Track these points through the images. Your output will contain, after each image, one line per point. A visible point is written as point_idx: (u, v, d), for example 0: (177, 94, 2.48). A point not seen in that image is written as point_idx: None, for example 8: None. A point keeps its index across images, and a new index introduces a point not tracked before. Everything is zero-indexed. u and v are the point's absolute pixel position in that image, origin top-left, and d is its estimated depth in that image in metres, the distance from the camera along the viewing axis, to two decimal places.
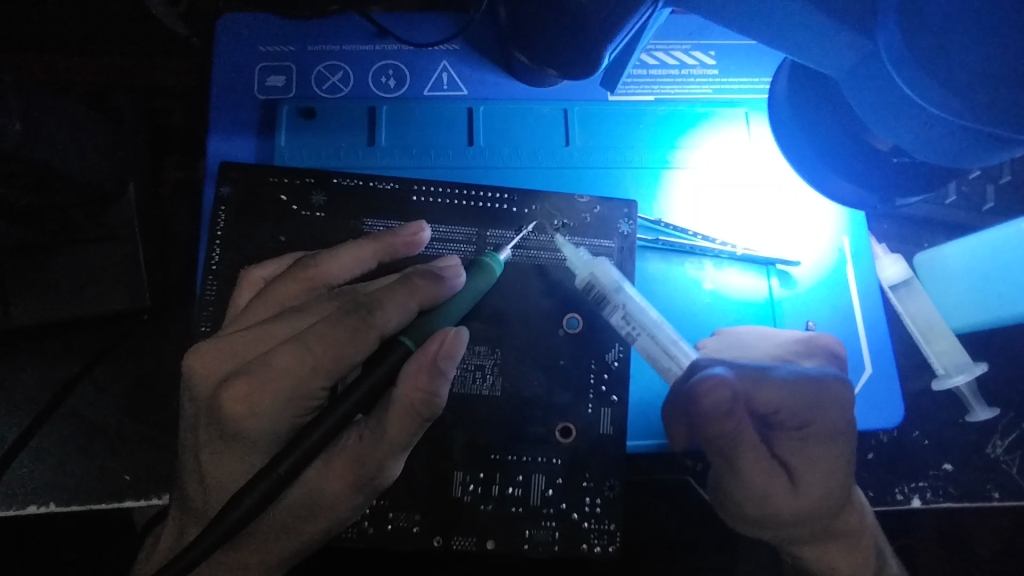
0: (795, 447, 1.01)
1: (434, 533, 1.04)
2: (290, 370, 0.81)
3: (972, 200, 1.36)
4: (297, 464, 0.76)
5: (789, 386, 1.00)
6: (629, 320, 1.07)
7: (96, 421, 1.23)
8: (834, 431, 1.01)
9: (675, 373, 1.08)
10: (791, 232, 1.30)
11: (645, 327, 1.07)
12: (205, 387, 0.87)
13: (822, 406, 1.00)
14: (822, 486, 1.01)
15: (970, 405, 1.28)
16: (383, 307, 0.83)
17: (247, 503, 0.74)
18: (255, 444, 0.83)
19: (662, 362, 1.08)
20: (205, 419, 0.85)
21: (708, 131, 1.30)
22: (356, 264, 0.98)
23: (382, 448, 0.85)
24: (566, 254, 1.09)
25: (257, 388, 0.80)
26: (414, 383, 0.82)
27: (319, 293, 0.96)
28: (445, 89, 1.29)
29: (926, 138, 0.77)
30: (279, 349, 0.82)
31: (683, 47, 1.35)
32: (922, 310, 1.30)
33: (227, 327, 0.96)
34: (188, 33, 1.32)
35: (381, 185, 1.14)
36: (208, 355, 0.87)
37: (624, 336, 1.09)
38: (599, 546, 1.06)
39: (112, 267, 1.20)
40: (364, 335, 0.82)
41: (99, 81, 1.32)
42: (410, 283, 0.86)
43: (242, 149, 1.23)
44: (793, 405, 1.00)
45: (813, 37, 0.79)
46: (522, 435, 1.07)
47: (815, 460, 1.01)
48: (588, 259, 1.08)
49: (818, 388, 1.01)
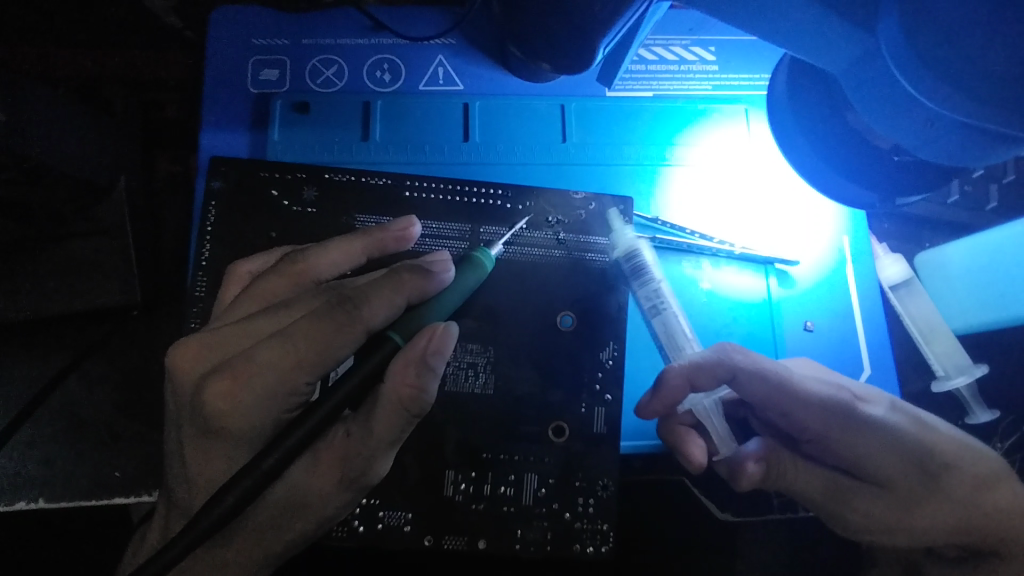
0: (834, 453, 1.00)
1: (425, 532, 1.02)
2: (274, 365, 0.79)
3: (975, 199, 1.32)
4: (284, 458, 0.75)
5: (802, 396, 0.98)
6: (659, 294, 1.11)
7: (85, 416, 1.22)
8: (840, 420, 0.98)
9: (686, 352, 1.09)
10: (789, 231, 1.28)
11: (671, 305, 1.11)
12: (189, 382, 0.86)
13: (813, 404, 0.98)
14: (894, 473, 1.00)
15: (969, 407, 1.26)
16: (369, 302, 0.82)
17: (231, 499, 0.72)
18: (240, 440, 0.81)
19: (678, 342, 1.10)
20: (190, 414, 0.84)
21: (706, 127, 1.29)
22: (345, 260, 0.97)
23: (370, 445, 0.83)
24: (614, 227, 1.12)
25: (240, 382, 0.79)
26: (403, 379, 0.80)
27: (307, 288, 0.95)
28: (440, 84, 1.27)
29: (928, 135, 0.76)
30: (265, 344, 0.80)
31: (682, 42, 1.33)
32: (922, 311, 1.28)
33: (213, 321, 0.95)
34: (181, 26, 1.30)
35: (374, 180, 1.12)
36: (194, 350, 0.86)
37: (647, 309, 1.11)
38: (593, 546, 1.05)
39: (103, 260, 1.19)
40: (350, 328, 0.80)
41: (90, 74, 1.31)
42: (398, 276, 0.84)
43: (234, 143, 1.22)
44: (805, 413, 0.98)
45: (812, 29, 0.77)
46: (514, 434, 1.05)
47: (843, 443, 0.99)
48: (633, 234, 1.12)
49: (827, 395, 1.00)
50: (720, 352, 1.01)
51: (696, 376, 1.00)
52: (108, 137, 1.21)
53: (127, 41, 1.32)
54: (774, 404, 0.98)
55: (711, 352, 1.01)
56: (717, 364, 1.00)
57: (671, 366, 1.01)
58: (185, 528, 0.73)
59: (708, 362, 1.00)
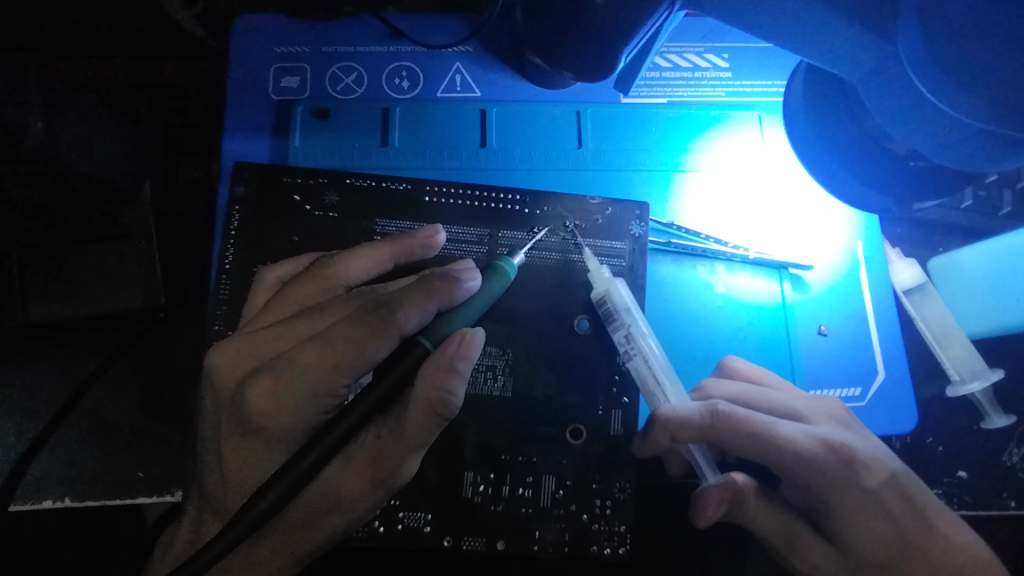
0: (810, 500, 1.00)
1: (444, 533, 1.04)
2: (313, 366, 0.81)
3: (989, 204, 1.33)
4: (321, 457, 0.77)
5: (788, 451, 0.97)
6: (631, 340, 1.06)
7: (111, 418, 1.24)
8: (814, 478, 0.98)
9: (658, 402, 1.04)
10: (804, 236, 1.29)
11: (642, 350, 1.05)
12: (230, 385, 0.88)
13: (799, 465, 0.97)
14: (867, 543, 0.97)
15: (985, 412, 1.25)
16: (404, 308, 0.83)
17: (270, 498, 0.74)
18: (278, 439, 0.83)
19: (647, 386, 1.05)
20: (230, 414, 0.86)
21: (721, 133, 1.30)
22: (374, 266, 0.99)
23: (402, 447, 0.84)
24: (590, 266, 1.09)
25: (282, 384, 0.81)
26: (433, 382, 0.82)
27: (337, 293, 0.97)
28: (458, 91, 1.29)
29: (947, 140, 0.77)
30: (304, 346, 0.82)
31: (696, 49, 1.34)
32: (936, 316, 1.28)
33: (246, 325, 0.96)
34: (203, 34, 1.32)
35: (394, 185, 1.14)
36: (233, 352, 0.88)
37: (620, 354, 1.07)
38: (610, 548, 1.05)
39: (128, 265, 1.22)
40: (384, 333, 0.82)
41: (114, 81, 1.33)
42: (429, 282, 0.87)
43: (256, 149, 1.25)
44: (789, 464, 0.97)
45: (831, 37, 0.79)
46: (532, 436, 1.07)
47: (828, 501, 0.98)
48: (609, 275, 1.08)
49: (816, 452, 0.98)
50: (710, 408, 0.99)
51: (679, 425, 0.99)
52: (135, 144, 1.23)
53: (150, 48, 1.35)
54: (753, 451, 0.97)
55: (703, 409, 0.99)
56: (699, 420, 0.99)
57: (661, 409, 1.01)
58: (227, 524, 0.74)
59: (696, 418, 0.99)
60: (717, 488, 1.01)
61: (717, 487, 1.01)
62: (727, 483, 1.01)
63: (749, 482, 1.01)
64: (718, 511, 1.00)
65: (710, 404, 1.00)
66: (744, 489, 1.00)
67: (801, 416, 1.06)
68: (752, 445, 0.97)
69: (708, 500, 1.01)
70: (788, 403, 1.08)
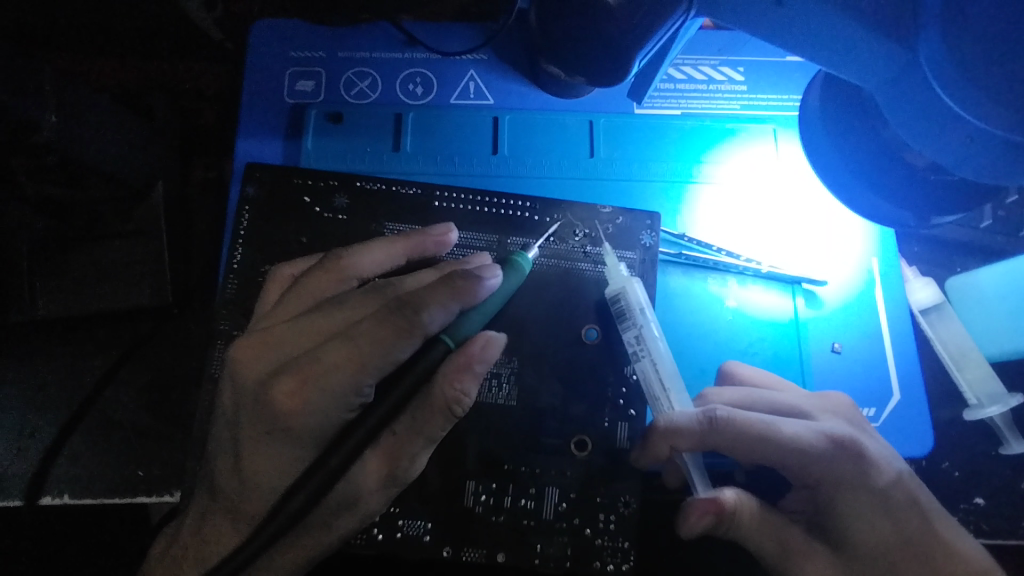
0: (817, 500, 0.99)
1: (444, 543, 1.01)
2: (319, 364, 0.80)
3: (1008, 225, 1.31)
4: (329, 458, 0.76)
5: (795, 449, 0.95)
6: (641, 340, 1.04)
7: (115, 415, 1.24)
8: (823, 475, 0.96)
9: (663, 408, 1.02)
10: (818, 250, 1.27)
11: (653, 354, 1.03)
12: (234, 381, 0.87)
13: (807, 462, 0.96)
14: (877, 550, 0.96)
15: (1003, 436, 1.22)
16: (428, 308, 0.81)
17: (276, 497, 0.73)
18: (282, 437, 0.82)
19: (652, 390, 1.03)
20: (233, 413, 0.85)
21: (734, 146, 1.29)
22: (387, 260, 0.99)
23: None
24: (608, 262, 1.09)
25: (310, 381, 0.80)
26: (450, 381, 0.82)
27: (349, 285, 0.96)
28: (471, 98, 1.29)
29: (968, 151, 0.74)
30: (331, 344, 0.81)
31: (711, 62, 1.34)
32: (954, 337, 1.25)
33: (258, 321, 0.96)
34: (222, 38, 1.35)
35: (404, 190, 1.14)
36: (241, 348, 0.87)
37: (629, 355, 1.06)
38: (613, 565, 1.03)
39: (133, 262, 1.23)
40: (410, 335, 0.80)
41: (130, 83, 1.35)
42: (452, 283, 0.83)
43: (268, 150, 1.25)
44: (795, 462, 0.96)
45: (851, 46, 0.77)
46: (536, 446, 1.05)
47: (843, 505, 0.96)
48: (625, 273, 1.07)
49: (823, 448, 0.96)
50: (707, 414, 0.97)
51: (677, 433, 0.96)
52: (149, 143, 1.24)
53: (167, 51, 1.36)
54: (756, 454, 0.95)
55: (701, 417, 0.97)
56: (700, 424, 0.96)
57: (660, 417, 0.98)
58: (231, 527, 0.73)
59: (696, 426, 0.96)
60: (704, 500, 0.96)
61: (703, 500, 0.96)
62: (715, 498, 0.96)
63: (739, 497, 0.97)
64: (702, 522, 0.96)
65: (708, 409, 0.97)
66: (734, 506, 0.96)
67: (808, 413, 1.04)
68: (756, 449, 0.95)
69: (693, 509, 0.96)
70: (794, 401, 1.06)
